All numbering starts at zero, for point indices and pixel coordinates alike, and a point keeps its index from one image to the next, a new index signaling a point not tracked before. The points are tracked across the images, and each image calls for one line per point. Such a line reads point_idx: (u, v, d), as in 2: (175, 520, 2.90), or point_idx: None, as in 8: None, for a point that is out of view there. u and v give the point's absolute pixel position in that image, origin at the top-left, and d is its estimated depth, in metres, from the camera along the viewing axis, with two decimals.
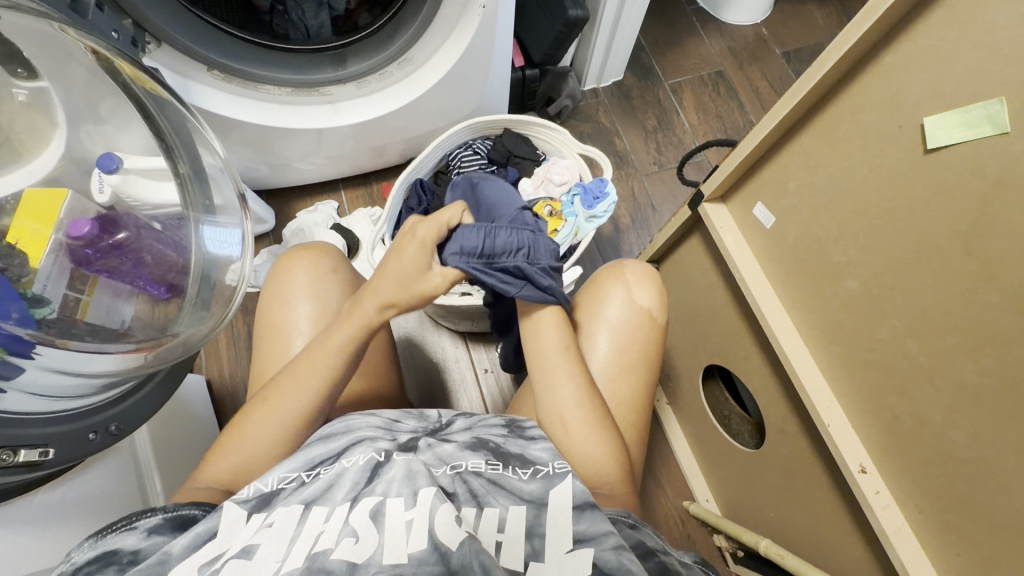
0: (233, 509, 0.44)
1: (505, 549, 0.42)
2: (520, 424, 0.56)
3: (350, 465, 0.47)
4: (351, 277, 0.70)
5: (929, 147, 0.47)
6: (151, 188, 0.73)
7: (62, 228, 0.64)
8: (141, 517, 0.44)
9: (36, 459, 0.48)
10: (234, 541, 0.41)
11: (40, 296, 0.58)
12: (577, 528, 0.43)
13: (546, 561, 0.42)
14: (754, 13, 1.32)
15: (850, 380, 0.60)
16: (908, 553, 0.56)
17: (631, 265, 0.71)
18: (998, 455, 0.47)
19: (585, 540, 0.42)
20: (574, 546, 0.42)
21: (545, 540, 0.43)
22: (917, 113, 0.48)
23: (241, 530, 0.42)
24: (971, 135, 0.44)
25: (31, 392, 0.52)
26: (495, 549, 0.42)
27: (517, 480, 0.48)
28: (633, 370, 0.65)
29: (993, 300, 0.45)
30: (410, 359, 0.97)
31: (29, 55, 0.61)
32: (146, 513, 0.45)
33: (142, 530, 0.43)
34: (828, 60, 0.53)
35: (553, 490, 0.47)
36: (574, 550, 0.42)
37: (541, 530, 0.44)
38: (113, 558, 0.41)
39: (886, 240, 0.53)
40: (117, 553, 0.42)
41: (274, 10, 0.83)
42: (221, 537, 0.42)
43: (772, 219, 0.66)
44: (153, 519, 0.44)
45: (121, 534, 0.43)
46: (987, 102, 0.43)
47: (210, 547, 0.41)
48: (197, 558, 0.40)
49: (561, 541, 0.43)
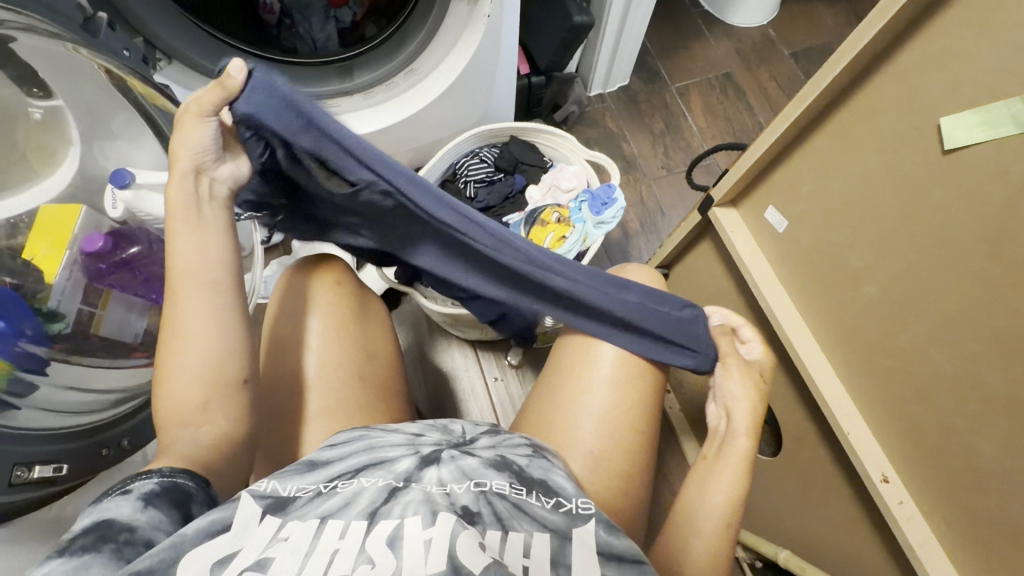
0: (250, 505, 0.43)
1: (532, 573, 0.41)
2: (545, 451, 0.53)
3: (368, 484, 0.46)
4: (357, 286, 0.70)
5: (948, 148, 0.46)
6: (157, 201, 0.71)
7: (76, 244, 0.66)
8: (135, 480, 0.43)
9: (50, 474, 0.49)
10: (248, 540, 0.40)
11: (55, 310, 0.61)
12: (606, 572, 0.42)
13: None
14: (761, 14, 1.31)
15: (871, 388, 0.59)
16: (935, 567, 0.54)
17: (637, 269, 0.69)
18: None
19: None
20: None
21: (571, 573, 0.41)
22: (936, 113, 0.47)
23: (255, 530, 0.41)
24: (991, 135, 0.43)
25: (44, 408, 0.54)
26: (523, 574, 0.40)
27: (540, 509, 0.46)
28: (641, 376, 0.60)
29: (1016, 303, 0.44)
30: (420, 368, 0.97)
31: (46, 76, 0.60)
32: (140, 476, 0.43)
33: (137, 497, 0.42)
34: (840, 62, 0.52)
35: (577, 528, 0.45)
36: None
37: (567, 560, 0.42)
38: (110, 531, 0.39)
39: (903, 244, 0.52)
40: (113, 525, 0.39)
41: (282, 24, 0.85)
42: (234, 532, 0.41)
43: (785, 223, 0.65)
44: (149, 484, 0.43)
45: (116, 500, 0.41)
46: (1010, 100, 0.41)
47: (223, 541, 0.40)
48: (212, 546, 0.39)
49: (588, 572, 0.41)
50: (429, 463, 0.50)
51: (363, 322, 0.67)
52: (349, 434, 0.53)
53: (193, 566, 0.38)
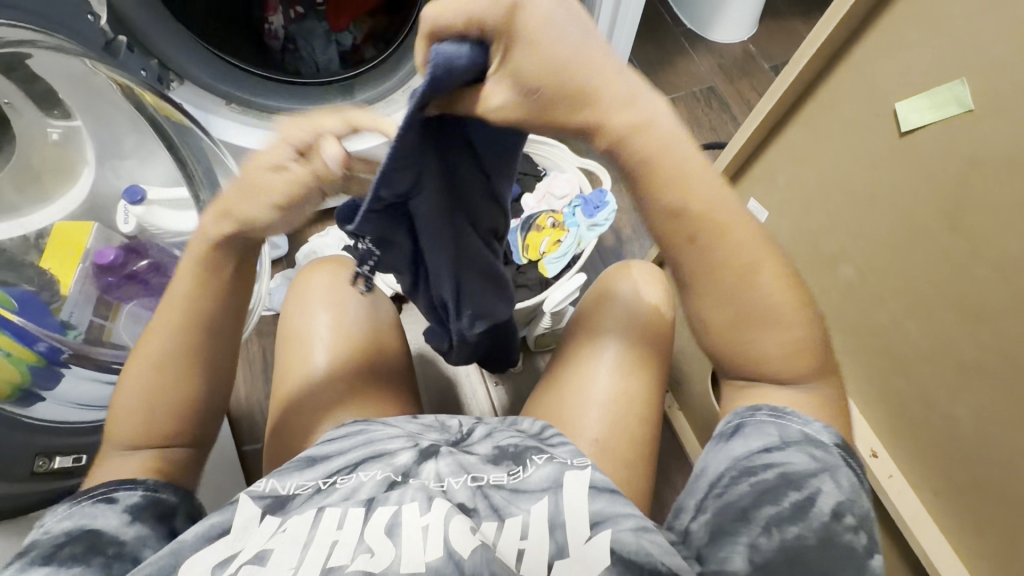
0: (251, 505, 0.43)
1: (527, 559, 0.39)
2: (543, 432, 0.52)
3: (367, 479, 0.45)
4: (367, 289, 0.74)
5: (904, 130, 0.50)
6: (168, 216, 0.77)
7: (90, 257, 0.70)
8: (120, 490, 0.42)
9: (67, 466, 0.55)
10: (247, 540, 0.40)
11: (68, 321, 0.65)
12: (593, 508, 0.41)
13: (569, 554, 0.39)
14: (740, 31, 1.38)
15: (857, 368, 0.61)
16: (928, 539, 0.55)
17: (638, 265, 0.72)
18: (1004, 432, 0.48)
19: (602, 522, 0.40)
20: (591, 534, 0.40)
21: (567, 532, 0.40)
22: (890, 99, 0.51)
23: (256, 530, 0.41)
24: (942, 115, 0.47)
25: (70, 401, 0.61)
26: (517, 558, 0.39)
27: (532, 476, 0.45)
28: (643, 363, 0.63)
29: (979, 273, 0.47)
30: (422, 374, 1.00)
31: (65, 98, 0.65)
32: (126, 486, 0.43)
33: (122, 508, 0.41)
34: (804, 57, 0.56)
35: (569, 474, 0.44)
36: (592, 537, 0.39)
37: (562, 520, 0.41)
38: (99, 542, 0.39)
39: (874, 226, 0.55)
40: (101, 536, 0.39)
41: (286, 50, 0.91)
42: (235, 535, 0.40)
43: (766, 214, 0.69)
44: (134, 496, 0.42)
45: (101, 508, 0.41)
46: (952, 84, 0.46)
47: (223, 544, 0.40)
48: (209, 552, 0.39)
49: (579, 531, 0.40)
50: (428, 457, 0.48)
51: (371, 322, 0.70)
52: (355, 422, 0.54)
53: (195, 568, 0.38)
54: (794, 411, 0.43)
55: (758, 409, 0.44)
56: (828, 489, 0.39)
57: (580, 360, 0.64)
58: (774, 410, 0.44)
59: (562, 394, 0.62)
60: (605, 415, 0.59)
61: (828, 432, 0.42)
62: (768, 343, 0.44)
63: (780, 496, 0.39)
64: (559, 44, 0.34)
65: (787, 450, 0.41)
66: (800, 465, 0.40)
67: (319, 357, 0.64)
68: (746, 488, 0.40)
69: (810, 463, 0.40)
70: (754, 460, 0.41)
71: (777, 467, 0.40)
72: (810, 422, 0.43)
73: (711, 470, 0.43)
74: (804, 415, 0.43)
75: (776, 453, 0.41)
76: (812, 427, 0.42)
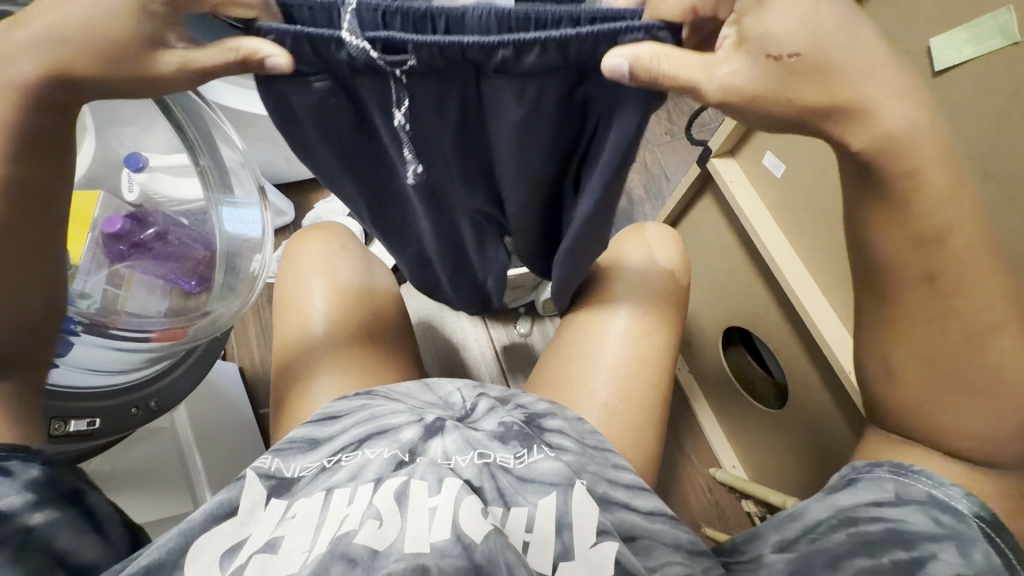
0: (256, 486, 0.44)
1: (533, 549, 0.42)
2: (540, 421, 0.52)
3: (374, 456, 0.45)
4: (362, 253, 0.73)
5: (940, 68, 0.53)
6: (173, 182, 0.76)
7: (98, 227, 0.68)
8: (15, 462, 0.38)
9: (84, 429, 0.58)
10: (255, 525, 0.41)
11: (82, 291, 0.63)
12: (600, 521, 0.43)
13: (574, 557, 0.41)
14: None
15: None
16: None
17: (652, 226, 0.70)
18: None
19: (608, 534, 0.42)
20: (597, 539, 0.42)
21: (573, 532, 0.42)
22: (924, 37, 0.54)
23: (261, 515, 0.42)
24: (983, 49, 0.49)
25: (81, 366, 0.61)
26: (523, 550, 0.41)
27: (541, 467, 0.46)
28: (655, 329, 0.61)
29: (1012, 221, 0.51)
30: (430, 339, 1.00)
31: None
32: (20, 458, 0.38)
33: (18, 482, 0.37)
34: None
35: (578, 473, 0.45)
36: (598, 543, 0.42)
37: (569, 520, 0.43)
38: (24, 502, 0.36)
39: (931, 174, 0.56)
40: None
41: None
42: (240, 518, 0.42)
43: (783, 167, 0.65)
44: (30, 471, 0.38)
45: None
46: (997, 13, 0.48)
47: (230, 528, 0.41)
48: (215, 533, 0.41)
49: (584, 534, 0.42)
50: (433, 433, 0.48)
51: (372, 288, 0.69)
52: (361, 407, 0.52)
53: (201, 559, 0.39)
54: (923, 470, 0.44)
55: (879, 465, 0.46)
56: (946, 559, 0.39)
57: (587, 321, 0.63)
58: (895, 466, 0.45)
59: (570, 361, 0.61)
60: (614, 380, 0.58)
61: (966, 500, 0.42)
62: (966, 378, 0.43)
63: (880, 549, 0.40)
64: (816, 26, 0.35)
65: (903, 508, 0.42)
66: (916, 526, 0.41)
67: (318, 322, 0.64)
68: (844, 536, 0.42)
69: (930, 526, 0.41)
70: (863, 512, 0.43)
71: (887, 522, 0.42)
72: (944, 485, 0.43)
73: (811, 516, 0.45)
74: (937, 477, 0.44)
75: (888, 509, 0.43)
76: (943, 490, 0.43)
